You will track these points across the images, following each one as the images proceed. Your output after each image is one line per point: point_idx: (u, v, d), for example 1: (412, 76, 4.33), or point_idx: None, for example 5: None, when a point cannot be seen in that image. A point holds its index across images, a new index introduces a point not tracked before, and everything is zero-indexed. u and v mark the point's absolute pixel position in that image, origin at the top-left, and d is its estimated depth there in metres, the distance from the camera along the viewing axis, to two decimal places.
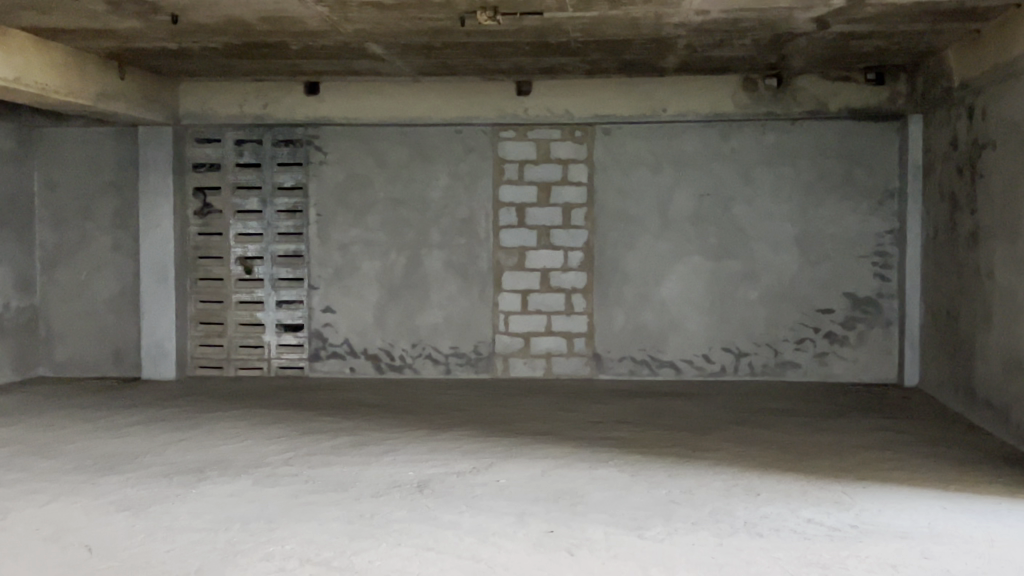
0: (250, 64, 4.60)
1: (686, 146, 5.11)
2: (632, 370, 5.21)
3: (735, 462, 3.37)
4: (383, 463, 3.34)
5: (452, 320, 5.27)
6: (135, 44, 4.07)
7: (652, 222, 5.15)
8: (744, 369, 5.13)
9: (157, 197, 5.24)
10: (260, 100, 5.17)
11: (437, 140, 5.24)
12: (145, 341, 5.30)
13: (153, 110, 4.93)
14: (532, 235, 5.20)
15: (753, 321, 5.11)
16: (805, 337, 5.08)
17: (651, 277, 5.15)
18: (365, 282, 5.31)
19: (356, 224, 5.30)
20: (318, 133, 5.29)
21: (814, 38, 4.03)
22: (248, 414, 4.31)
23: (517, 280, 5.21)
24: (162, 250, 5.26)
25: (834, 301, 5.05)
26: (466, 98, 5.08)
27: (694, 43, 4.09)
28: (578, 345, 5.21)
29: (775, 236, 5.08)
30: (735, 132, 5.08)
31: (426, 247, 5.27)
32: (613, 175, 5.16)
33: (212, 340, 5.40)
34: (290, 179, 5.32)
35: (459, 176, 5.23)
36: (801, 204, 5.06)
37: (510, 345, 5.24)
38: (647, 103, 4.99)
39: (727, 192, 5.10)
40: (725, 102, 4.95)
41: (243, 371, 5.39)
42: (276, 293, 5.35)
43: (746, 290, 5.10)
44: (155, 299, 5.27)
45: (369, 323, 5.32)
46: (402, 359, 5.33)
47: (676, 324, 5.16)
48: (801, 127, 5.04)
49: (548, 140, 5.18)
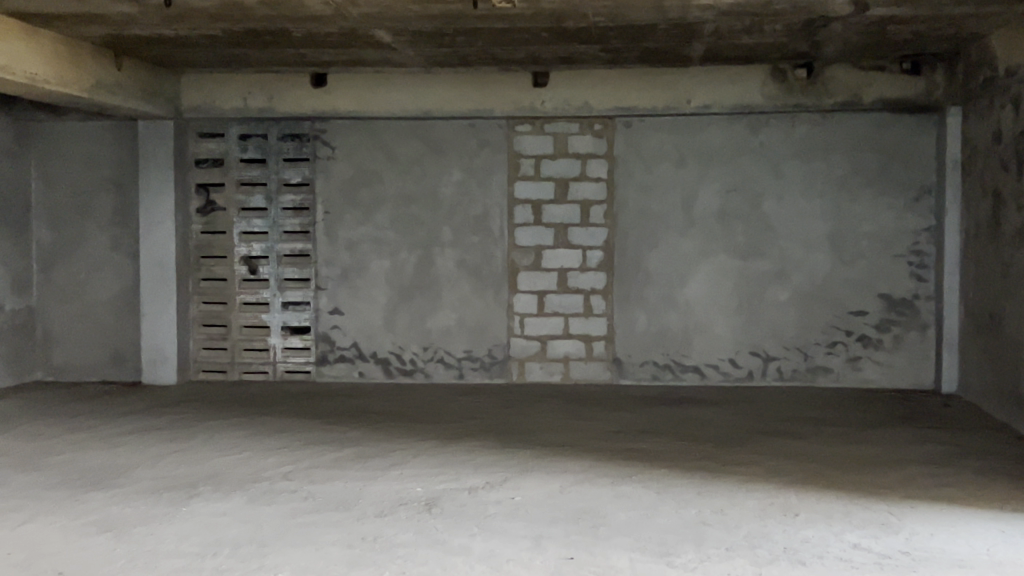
0: (252, 53, 4.37)
1: (711, 139, 4.86)
2: (654, 375, 4.97)
3: (769, 478, 3.12)
4: (389, 478, 3.11)
5: (465, 323, 5.03)
6: (129, 30, 3.84)
7: (676, 220, 4.90)
8: (773, 374, 4.88)
9: (157, 194, 5.03)
10: (265, 92, 4.95)
11: (449, 133, 5.00)
12: (145, 344, 5.08)
13: (152, 103, 4.72)
14: (549, 234, 4.96)
15: (783, 323, 4.85)
16: (837, 341, 4.82)
17: (674, 277, 4.91)
18: (375, 283, 5.08)
19: (365, 222, 5.07)
20: (325, 127, 5.06)
21: (851, 22, 3.77)
22: (249, 422, 4.08)
23: (533, 280, 4.97)
24: (163, 249, 5.04)
25: (867, 302, 4.79)
26: (479, 89, 4.87)
27: (722, 28, 3.84)
28: (597, 349, 4.97)
29: (806, 234, 4.82)
30: (763, 124, 4.82)
31: (439, 245, 5.03)
32: (635, 170, 4.91)
33: (215, 343, 5.18)
34: (297, 175, 5.09)
35: (473, 172, 5.00)
36: (833, 200, 4.80)
37: (526, 348, 5.00)
38: (669, 94, 4.76)
39: (754, 188, 4.85)
40: (751, 93, 4.71)
41: (247, 375, 5.17)
42: (282, 294, 5.13)
43: (775, 291, 4.85)
44: (155, 300, 5.05)
45: (378, 325, 5.09)
46: (413, 363, 5.09)
47: (701, 328, 4.91)
48: (833, 120, 4.78)
49: (566, 133, 4.93)
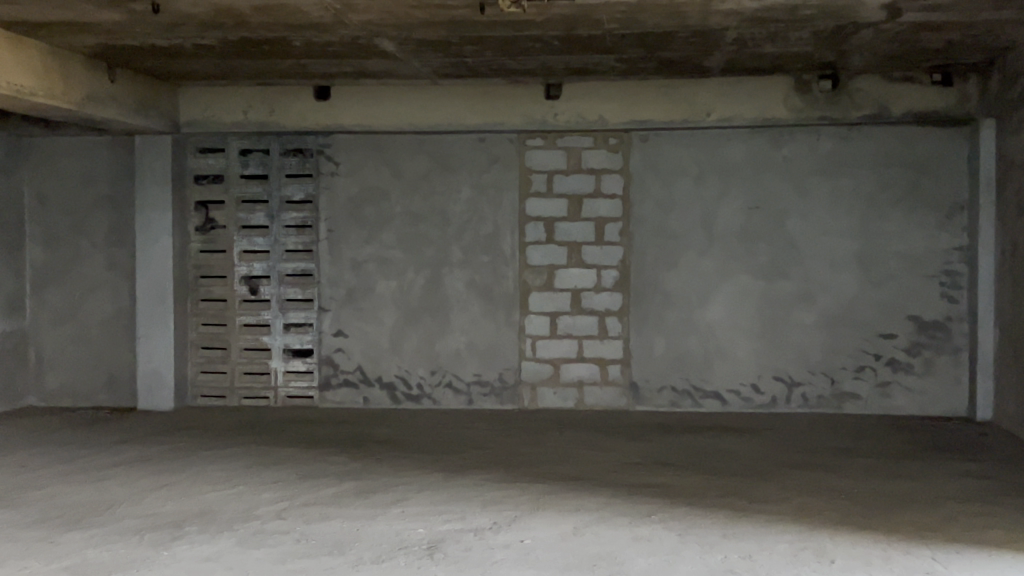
0: (251, 64, 4.18)
1: (732, 154, 4.64)
2: (672, 402, 4.74)
3: (799, 518, 2.89)
4: (389, 517, 2.89)
5: (475, 346, 4.81)
6: (120, 40, 3.64)
7: (695, 238, 4.68)
8: (798, 401, 4.64)
9: (155, 212, 4.84)
10: (267, 106, 4.76)
11: (458, 148, 4.80)
12: (141, 367, 4.88)
13: (149, 117, 4.53)
14: (562, 253, 4.75)
15: (808, 347, 4.62)
16: (866, 366, 4.59)
17: (694, 298, 4.68)
18: (380, 304, 4.87)
19: (370, 240, 4.86)
20: (329, 142, 4.87)
21: (882, 28, 3.55)
22: (245, 452, 3.87)
23: (545, 301, 4.76)
24: (160, 269, 4.85)
25: (897, 325, 4.56)
26: (489, 102, 4.66)
27: (744, 36, 3.63)
28: (613, 373, 4.74)
29: (832, 253, 4.60)
30: (786, 138, 4.61)
31: (447, 265, 4.82)
32: (652, 186, 4.70)
33: (214, 367, 4.98)
34: (299, 192, 4.90)
35: (483, 188, 4.79)
36: (860, 218, 4.58)
37: (538, 372, 4.78)
38: (687, 107, 4.54)
39: (778, 204, 4.62)
40: (774, 105, 4.50)
41: (247, 401, 4.96)
42: (284, 316, 4.92)
43: (800, 313, 4.62)
44: (152, 322, 4.86)
45: (384, 349, 4.88)
46: (420, 388, 4.87)
47: (721, 352, 4.68)
48: (860, 133, 4.56)
49: (580, 148, 4.73)
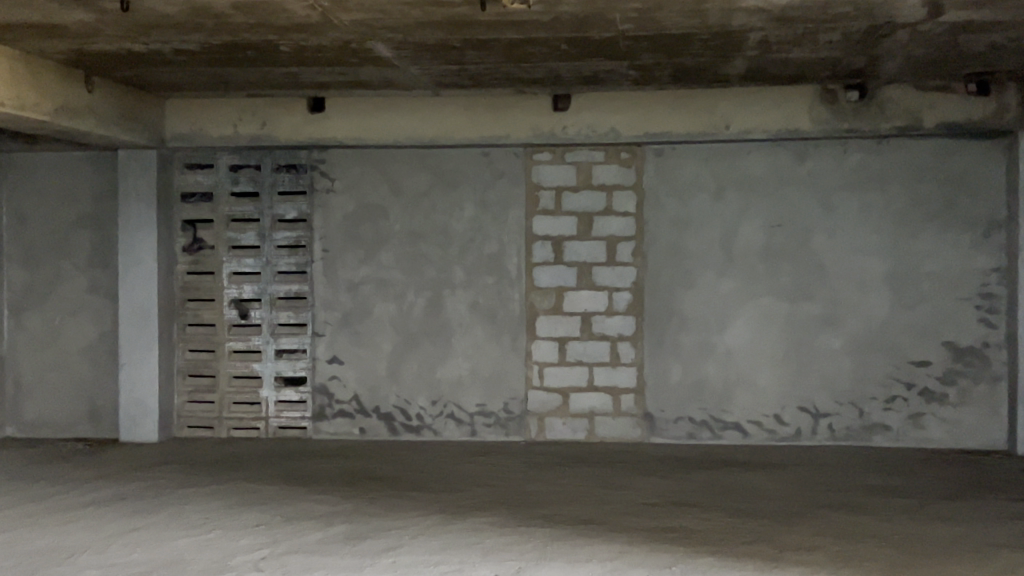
0: (238, 72, 3.90)
1: (752, 168, 4.35)
2: (689, 433, 4.43)
3: (837, 570, 2.58)
4: (378, 568, 2.59)
5: (478, 374, 4.52)
6: (94, 44, 3.37)
7: (713, 258, 4.38)
8: (824, 433, 4.33)
9: (139, 231, 4.56)
10: (258, 118, 4.50)
11: (460, 163, 4.51)
12: (123, 397, 4.59)
13: (132, 130, 4.26)
14: (571, 274, 4.45)
15: (835, 375, 4.31)
16: (897, 395, 4.28)
17: (712, 323, 4.38)
18: (378, 329, 4.57)
19: (367, 261, 4.57)
20: (324, 157, 4.59)
21: (919, 30, 3.27)
22: (228, 490, 3.57)
23: (553, 326, 4.46)
24: (144, 292, 4.56)
25: (930, 351, 4.25)
26: (494, 114, 4.39)
27: (770, 38, 3.34)
28: (626, 403, 4.44)
29: (860, 274, 4.30)
30: (811, 152, 4.32)
31: (449, 287, 4.53)
32: (667, 203, 4.40)
33: (202, 396, 4.69)
34: (293, 210, 4.62)
35: (487, 205, 4.50)
36: (891, 236, 4.28)
37: (546, 402, 4.47)
38: (705, 118, 4.26)
39: (802, 222, 4.33)
40: (797, 116, 4.21)
41: (237, 432, 4.67)
42: (276, 341, 4.64)
43: (827, 338, 4.31)
44: (135, 348, 4.57)
45: (382, 377, 4.58)
46: (420, 419, 4.57)
47: (742, 380, 4.37)
48: (889, 146, 4.27)
49: (590, 163, 4.45)
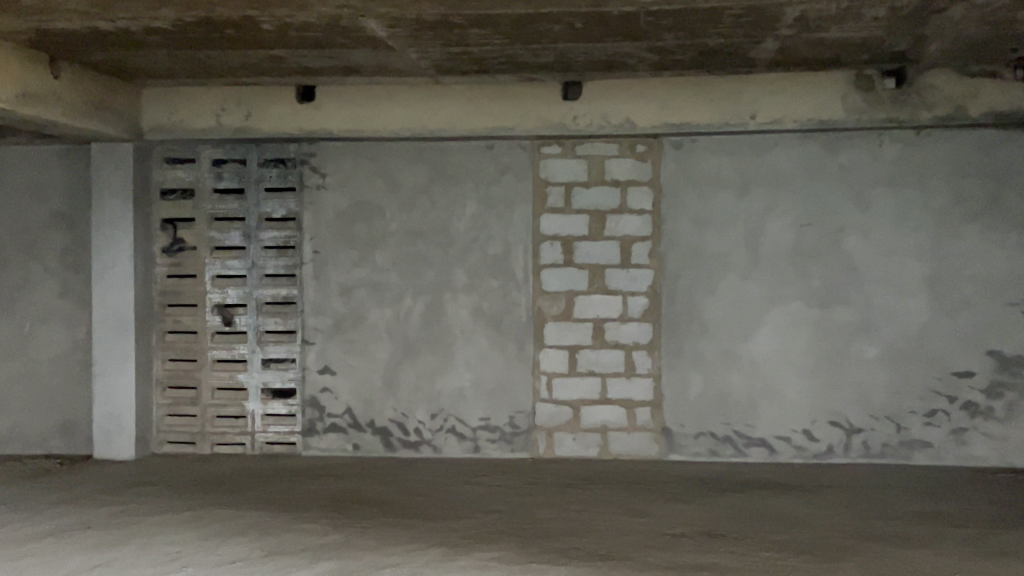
0: (219, 56, 3.55)
1: (780, 162, 4.00)
2: (711, 450, 4.08)
3: None
4: None
5: (482, 386, 4.17)
6: (55, 21, 3.02)
7: (737, 260, 4.03)
8: (858, 450, 3.98)
9: (114, 231, 4.21)
10: (243, 109, 4.14)
11: (462, 157, 4.17)
12: (97, 410, 4.23)
13: (105, 120, 3.91)
14: (583, 277, 4.10)
15: (870, 387, 3.97)
16: (938, 409, 3.93)
17: (737, 330, 4.03)
18: (373, 337, 4.22)
19: (361, 262, 4.22)
20: (315, 150, 4.24)
21: (977, 5, 2.91)
22: (205, 517, 3.22)
23: (564, 333, 4.11)
24: (120, 297, 4.21)
25: (974, 361, 3.90)
26: (499, 104, 4.04)
27: (809, 14, 2.99)
28: (642, 417, 4.09)
29: (897, 277, 3.95)
30: (843, 144, 3.97)
31: (450, 291, 4.18)
32: (687, 199, 4.05)
33: (183, 409, 4.33)
34: (280, 207, 4.27)
35: (491, 202, 4.15)
36: (931, 236, 3.93)
37: (556, 416, 4.12)
38: (729, 107, 3.92)
39: (833, 221, 3.98)
40: (829, 105, 3.86)
41: (221, 448, 4.32)
42: (262, 350, 4.28)
43: (861, 347, 3.97)
44: (109, 358, 4.22)
45: (377, 388, 4.22)
46: (419, 434, 4.22)
47: (769, 393, 4.02)
48: (929, 138, 3.92)
49: (603, 156, 4.10)
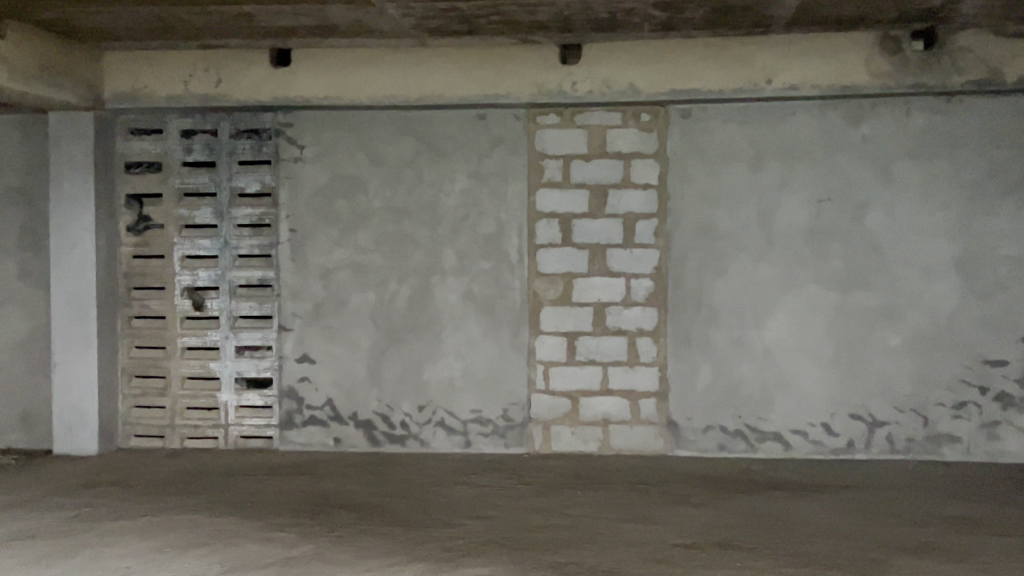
0: (181, 13, 3.22)
1: (796, 132, 3.67)
2: (721, 445, 3.77)
3: None
4: None
5: (473, 375, 3.85)
6: None
7: (750, 239, 3.71)
8: (881, 445, 3.67)
9: (74, 209, 3.87)
10: (212, 74, 3.81)
11: (450, 128, 3.84)
12: (56, 402, 3.91)
13: (59, 85, 3.57)
14: (582, 257, 3.78)
15: (894, 377, 3.65)
16: (968, 401, 3.62)
17: (750, 315, 3.72)
18: (355, 322, 3.90)
19: (342, 242, 3.89)
20: (291, 121, 3.91)
21: None
22: (164, 523, 2.91)
23: (561, 319, 3.79)
24: (80, 280, 3.88)
25: (1008, 349, 3.59)
26: (490, 68, 3.70)
27: None
28: (647, 410, 3.77)
29: (925, 258, 3.63)
30: (866, 113, 3.64)
31: (438, 273, 3.86)
32: (696, 173, 3.73)
33: (151, 400, 4.02)
34: (254, 182, 3.94)
35: (483, 177, 3.82)
36: (961, 213, 3.60)
37: (553, 408, 3.81)
38: (742, 72, 3.59)
39: (855, 196, 3.65)
40: (851, 70, 3.53)
41: (192, 443, 4.01)
42: (235, 337, 3.97)
43: (885, 334, 3.65)
44: (69, 346, 3.89)
45: (360, 378, 3.91)
46: (405, 428, 3.90)
47: (785, 384, 3.71)
48: (960, 106, 3.60)
49: (604, 126, 3.77)
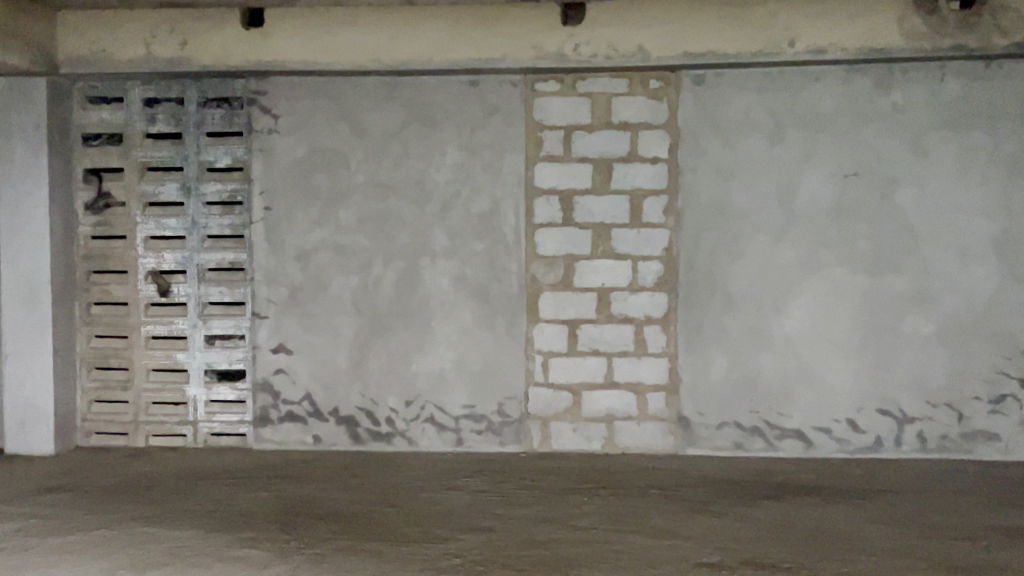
0: None
1: (821, 101, 3.34)
2: (737, 443, 3.45)
3: None
4: None
5: (465, 367, 3.52)
6: None
7: (769, 218, 3.38)
8: (911, 443, 3.37)
9: (26, 184, 3.51)
10: (178, 36, 3.44)
11: (440, 96, 3.49)
12: (8, 397, 3.55)
13: (5, 46, 3.19)
14: (584, 237, 3.45)
15: (926, 368, 3.35)
16: (1006, 394, 3.32)
17: (768, 300, 3.40)
18: (335, 309, 3.56)
19: (321, 221, 3.55)
20: (265, 88, 3.56)
21: None
22: (120, 538, 2.57)
23: (562, 305, 3.46)
24: (34, 262, 3.52)
25: None
26: (485, 30, 3.35)
27: None
28: (655, 405, 3.46)
29: (961, 239, 3.31)
30: (897, 80, 3.31)
31: (427, 255, 3.52)
32: (710, 146, 3.39)
33: (113, 394, 3.68)
34: (224, 155, 3.60)
35: (476, 149, 3.48)
36: (1001, 189, 3.29)
37: (553, 403, 3.49)
38: (762, 33, 3.25)
39: (885, 171, 3.33)
40: (884, 32, 3.20)
41: (158, 441, 3.67)
42: (205, 326, 3.63)
43: (917, 321, 3.34)
44: (22, 335, 3.53)
45: (342, 370, 3.57)
46: (391, 425, 3.57)
47: (807, 376, 3.39)
48: (1001, 72, 3.27)
49: (609, 94, 3.43)
